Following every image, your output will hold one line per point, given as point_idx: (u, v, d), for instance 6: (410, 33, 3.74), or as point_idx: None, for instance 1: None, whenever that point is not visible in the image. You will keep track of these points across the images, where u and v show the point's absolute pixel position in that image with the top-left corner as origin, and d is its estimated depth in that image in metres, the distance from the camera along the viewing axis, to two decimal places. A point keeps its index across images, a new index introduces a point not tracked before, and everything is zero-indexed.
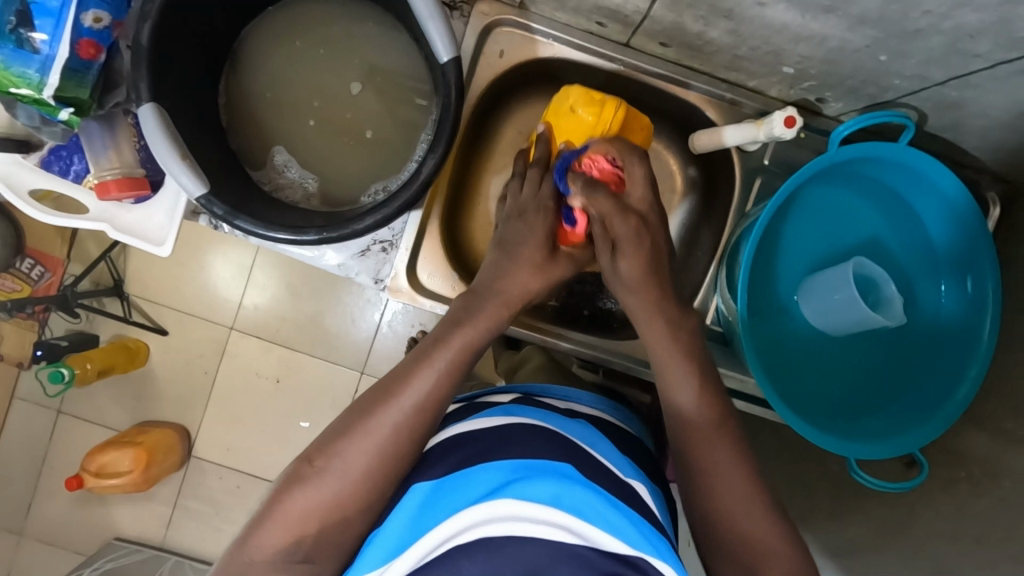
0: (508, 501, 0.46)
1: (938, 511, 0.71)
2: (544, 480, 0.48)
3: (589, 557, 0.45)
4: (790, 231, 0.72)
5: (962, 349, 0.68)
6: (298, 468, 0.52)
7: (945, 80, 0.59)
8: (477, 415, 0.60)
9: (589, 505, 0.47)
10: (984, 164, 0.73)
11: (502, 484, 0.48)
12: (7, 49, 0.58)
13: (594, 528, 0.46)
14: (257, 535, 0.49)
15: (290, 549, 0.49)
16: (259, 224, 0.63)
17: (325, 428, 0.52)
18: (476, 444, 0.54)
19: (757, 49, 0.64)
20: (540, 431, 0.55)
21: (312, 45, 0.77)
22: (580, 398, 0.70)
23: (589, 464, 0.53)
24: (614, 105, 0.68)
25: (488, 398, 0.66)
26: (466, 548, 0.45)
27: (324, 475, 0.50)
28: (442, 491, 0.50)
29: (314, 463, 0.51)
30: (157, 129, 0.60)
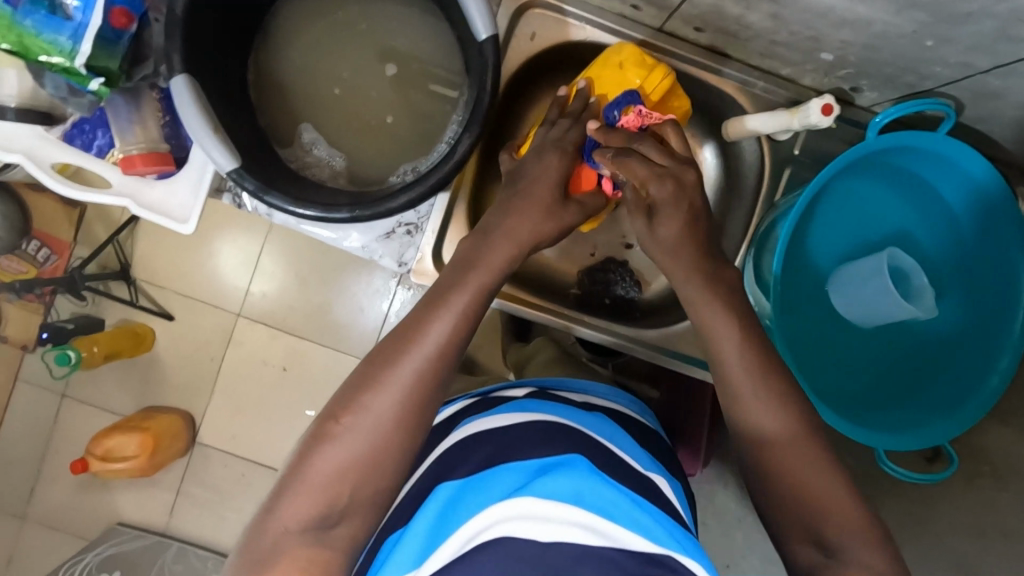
0: (529, 499, 0.45)
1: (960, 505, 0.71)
2: (563, 477, 0.48)
3: (617, 559, 0.44)
4: (821, 221, 0.71)
5: (991, 341, 0.68)
6: (322, 427, 0.49)
7: (989, 68, 0.58)
8: (492, 410, 0.58)
9: (611, 503, 0.47)
10: (1015, 159, 0.73)
11: (522, 483, 0.47)
12: (40, 15, 0.58)
13: (619, 528, 0.46)
14: (281, 507, 0.46)
15: (319, 522, 0.46)
16: (289, 201, 0.62)
17: (350, 388, 0.50)
18: (496, 442, 0.53)
19: (797, 34, 0.64)
20: (557, 428, 0.54)
21: (341, 24, 0.76)
22: (596, 390, 0.70)
23: (612, 460, 0.53)
24: (664, 71, 0.66)
25: (504, 390, 0.65)
26: (484, 546, 0.43)
27: (355, 435, 0.48)
28: (459, 491, 0.49)
29: (342, 422, 0.48)
30: (189, 100, 0.59)
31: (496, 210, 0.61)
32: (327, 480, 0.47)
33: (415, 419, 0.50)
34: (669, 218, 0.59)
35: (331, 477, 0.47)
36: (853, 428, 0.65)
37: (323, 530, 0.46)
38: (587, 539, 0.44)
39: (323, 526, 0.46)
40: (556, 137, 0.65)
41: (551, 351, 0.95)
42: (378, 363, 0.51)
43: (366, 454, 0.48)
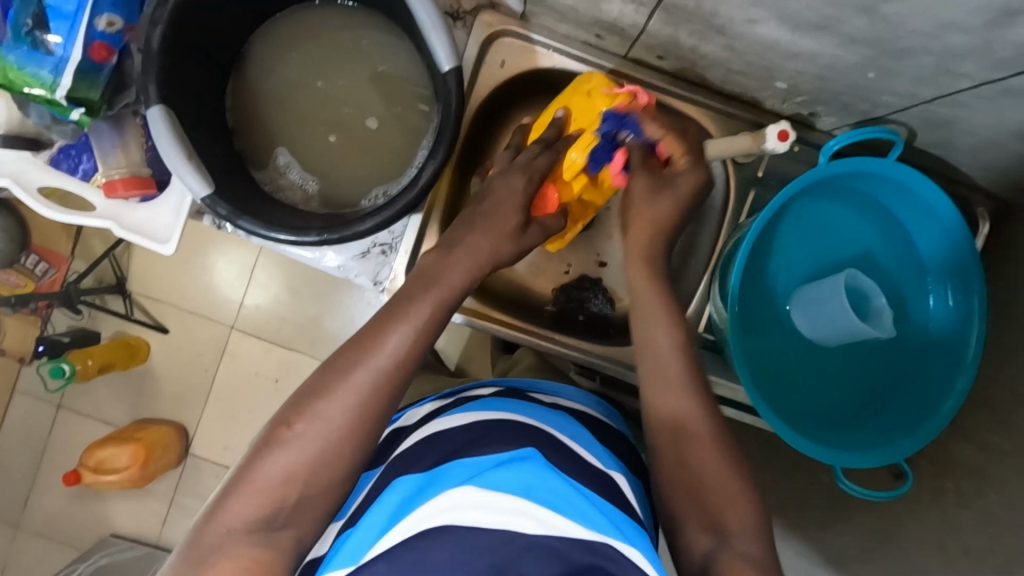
0: (481, 490, 0.47)
1: (926, 521, 0.72)
2: (520, 471, 0.50)
3: (558, 547, 0.46)
4: (780, 242, 0.73)
5: (950, 361, 0.69)
6: (276, 430, 0.50)
7: (933, 98, 0.60)
8: (456, 410, 0.60)
9: (556, 492, 0.49)
10: (974, 181, 0.74)
11: (473, 473, 0.49)
12: (22, 51, 0.61)
13: (561, 518, 0.47)
14: (226, 508, 0.48)
15: (266, 523, 0.48)
16: (261, 225, 0.64)
17: (304, 395, 0.52)
18: (454, 439, 0.54)
19: (751, 64, 0.66)
20: (520, 425, 0.56)
21: (317, 51, 0.78)
22: (564, 391, 0.71)
23: (567, 456, 0.54)
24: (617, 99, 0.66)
25: (471, 390, 0.67)
26: (429, 532, 0.45)
27: (303, 442, 0.49)
28: (416, 484, 0.50)
29: (294, 427, 0.50)
30: (165, 131, 0.62)
31: (463, 234, 0.63)
32: (283, 492, 0.49)
33: (372, 439, 0.51)
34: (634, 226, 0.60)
35: (287, 491, 0.49)
36: (810, 447, 0.67)
37: (268, 529, 0.48)
38: (527, 527, 0.46)
39: (264, 525, 0.48)
40: (525, 161, 0.67)
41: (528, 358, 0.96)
42: (330, 366, 0.53)
43: (314, 466, 0.49)
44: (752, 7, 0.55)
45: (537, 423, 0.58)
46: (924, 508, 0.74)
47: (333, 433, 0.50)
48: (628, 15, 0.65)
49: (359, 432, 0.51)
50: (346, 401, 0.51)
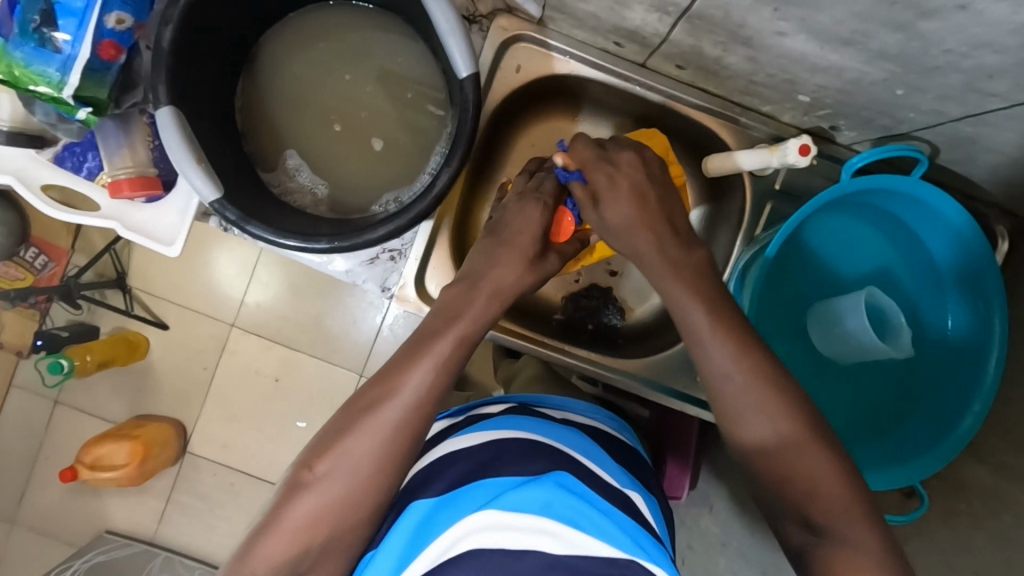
0: (498, 512, 0.46)
1: (937, 543, 0.71)
2: (537, 488, 0.49)
3: (581, 565, 0.45)
4: (798, 258, 0.72)
5: (967, 384, 0.67)
6: (298, 475, 0.49)
7: (960, 116, 0.59)
8: (471, 427, 0.59)
9: (576, 510, 0.48)
10: (994, 199, 0.73)
11: (492, 496, 0.48)
12: (29, 48, 0.59)
13: (583, 533, 0.46)
14: (259, 548, 0.47)
15: (292, 566, 0.47)
16: (269, 232, 0.63)
17: (329, 434, 0.51)
18: (471, 459, 0.54)
19: (774, 77, 0.64)
20: (536, 444, 0.55)
21: (331, 52, 0.77)
22: (575, 406, 0.70)
23: (587, 475, 0.53)
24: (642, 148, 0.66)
25: (483, 407, 0.66)
26: (457, 559, 0.45)
27: (329, 483, 0.48)
28: (431, 509, 0.50)
29: (315, 469, 0.49)
30: (174, 132, 0.60)
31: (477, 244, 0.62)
32: (297, 522, 0.47)
33: (381, 457, 0.50)
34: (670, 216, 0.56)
35: (302, 518, 0.47)
36: None
37: (294, 573, 0.47)
38: (552, 546, 0.45)
39: (290, 566, 0.47)
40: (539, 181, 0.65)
41: (534, 368, 0.96)
42: (352, 406, 0.52)
43: (322, 483, 0.48)
44: (779, 20, 0.53)
45: (550, 440, 0.57)
46: (934, 529, 0.73)
47: (360, 469, 0.49)
48: (649, 24, 0.64)
49: (368, 448, 0.49)
50: (372, 438, 0.50)
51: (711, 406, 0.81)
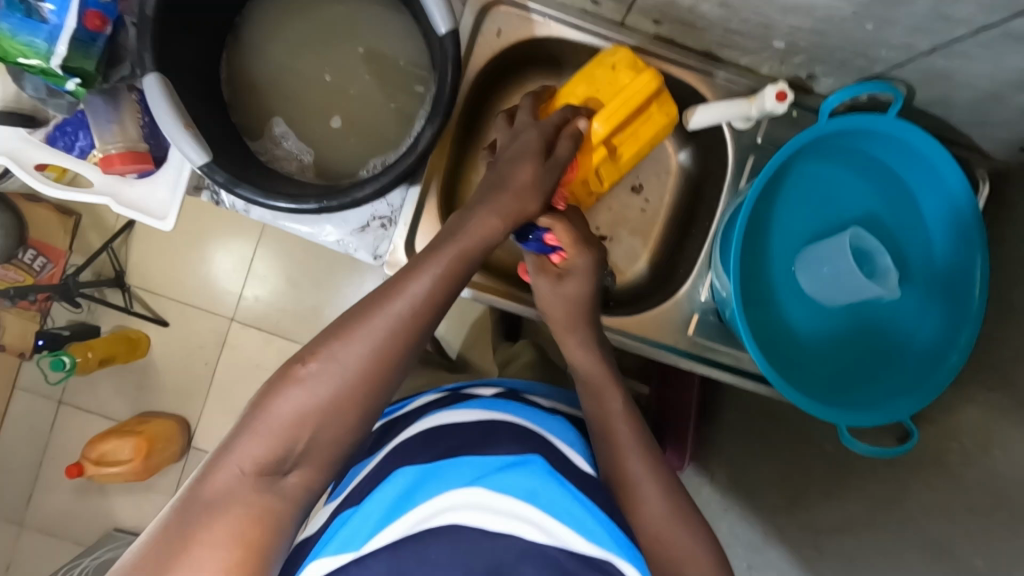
0: (486, 491, 0.48)
1: (930, 483, 0.72)
2: (527, 476, 0.50)
3: (556, 558, 0.46)
4: (783, 204, 0.73)
5: (955, 316, 0.68)
6: (290, 367, 0.50)
7: (931, 49, 0.60)
8: (455, 405, 0.60)
9: (561, 502, 0.49)
10: (973, 142, 0.74)
11: (479, 475, 0.49)
12: (16, 18, 0.60)
13: (564, 527, 0.47)
14: (238, 447, 0.47)
15: (273, 468, 0.48)
16: (258, 194, 0.64)
17: (320, 337, 0.52)
18: (459, 434, 0.55)
19: (747, 23, 0.66)
20: (523, 429, 0.56)
21: (313, 25, 0.78)
22: (556, 396, 0.73)
23: (569, 468, 0.54)
24: (653, 76, 0.68)
25: (471, 390, 0.67)
26: (437, 531, 0.46)
27: (316, 380, 0.49)
28: (417, 476, 0.51)
29: (309, 364, 0.50)
30: (162, 100, 0.62)
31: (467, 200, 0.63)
32: (286, 416, 0.48)
33: (364, 390, 0.51)
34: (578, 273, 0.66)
35: (290, 421, 0.48)
36: (811, 405, 0.66)
37: (275, 475, 0.48)
38: (536, 534, 0.46)
39: (270, 469, 0.48)
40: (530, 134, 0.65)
41: (530, 354, 0.98)
42: (344, 316, 0.53)
43: (325, 397, 0.49)
44: None
45: (536, 424, 0.58)
46: (928, 469, 0.74)
47: (346, 374, 0.50)
48: None
49: (364, 366, 0.51)
50: (371, 337, 0.51)
51: (704, 359, 0.82)
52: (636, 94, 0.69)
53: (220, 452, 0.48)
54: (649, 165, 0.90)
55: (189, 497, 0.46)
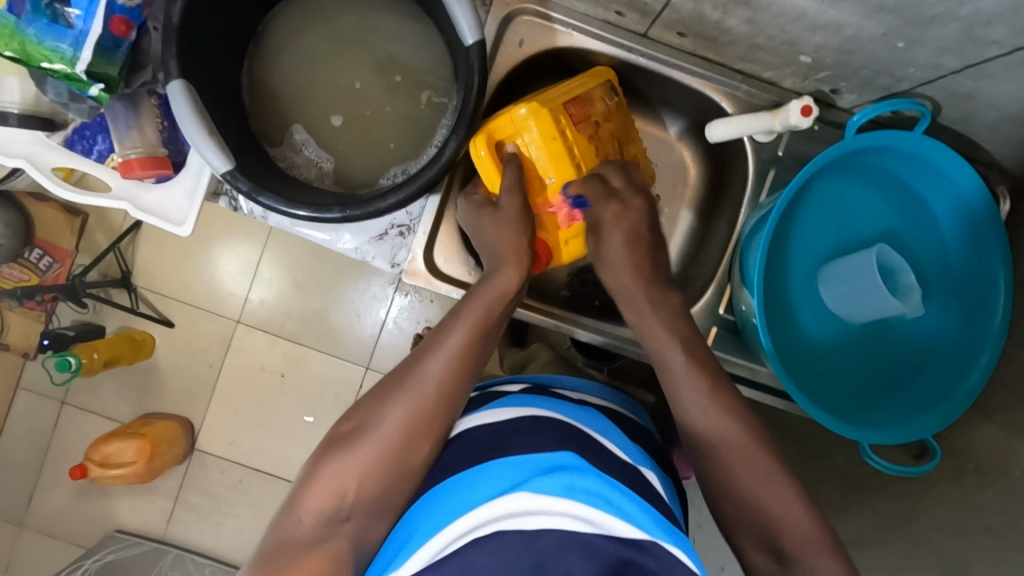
0: (521, 495, 0.47)
1: (945, 502, 0.72)
2: (560, 474, 0.49)
3: (602, 546, 0.45)
4: (806, 220, 0.72)
5: (976, 335, 0.69)
6: (336, 430, 0.56)
7: (959, 68, 0.60)
8: (487, 407, 0.61)
9: (598, 491, 0.48)
10: (995, 160, 0.74)
11: (515, 481, 0.48)
12: (42, 24, 0.59)
13: (606, 515, 0.47)
14: (300, 504, 0.52)
15: (331, 516, 0.52)
16: (281, 202, 0.63)
17: (371, 398, 0.57)
18: (489, 438, 0.55)
19: (774, 38, 0.66)
20: (551, 424, 0.56)
21: (334, 32, 0.77)
22: (590, 389, 0.72)
23: (602, 461, 0.53)
24: (582, 82, 0.71)
25: (499, 387, 0.68)
26: (481, 539, 0.45)
27: (364, 435, 0.55)
28: (460, 484, 0.51)
29: (352, 422, 0.56)
30: (185, 104, 0.61)
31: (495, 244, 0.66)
32: (334, 472, 0.53)
33: (423, 428, 0.55)
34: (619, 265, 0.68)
35: (337, 475, 0.53)
36: (841, 426, 0.66)
37: (333, 521, 0.52)
38: (579, 527, 0.46)
39: (328, 518, 0.52)
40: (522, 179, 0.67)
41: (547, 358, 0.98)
42: (388, 380, 0.58)
43: (377, 449, 0.54)
44: None
45: (563, 420, 0.58)
46: (944, 488, 0.73)
47: (390, 433, 0.54)
48: None
49: (409, 417, 0.55)
50: (409, 398, 0.56)
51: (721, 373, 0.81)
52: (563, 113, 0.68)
53: (288, 507, 0.53)
54: (665, 176, 0.90)
55: (265, 554, 0.51)
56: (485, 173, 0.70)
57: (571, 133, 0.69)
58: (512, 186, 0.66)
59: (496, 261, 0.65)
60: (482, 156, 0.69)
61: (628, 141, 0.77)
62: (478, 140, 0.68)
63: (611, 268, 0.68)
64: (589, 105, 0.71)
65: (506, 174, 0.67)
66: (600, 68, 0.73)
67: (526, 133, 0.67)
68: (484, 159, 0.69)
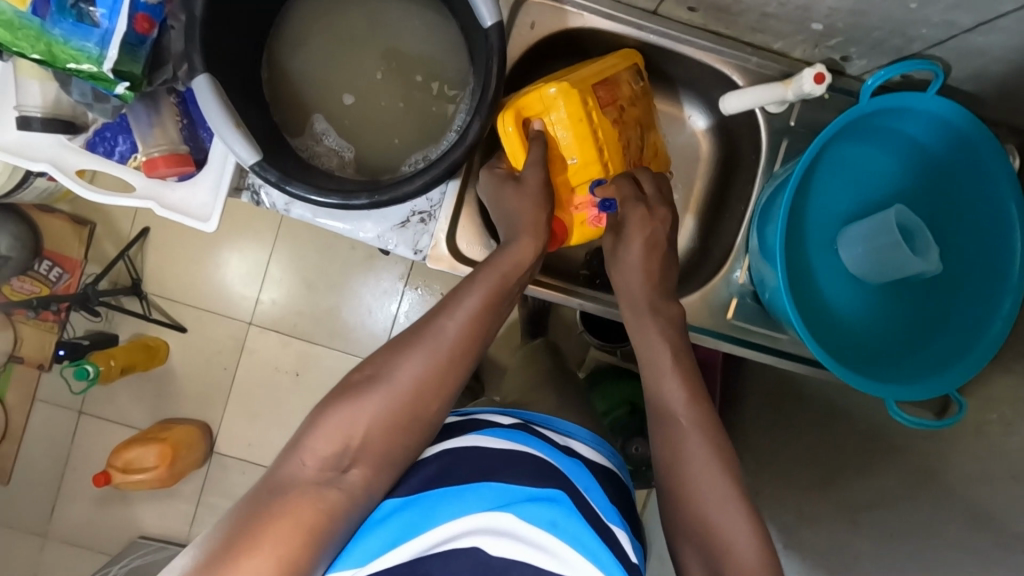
0: (507, 518, 0.51)
1: (969, 456, 0.73)
2: (545, 505, 0.52)
3: None
4: (822, 185, 0.74)
5: (995, 289, 0.70)
6: (348, 379, 0.57)
7: (972, 26, 0.61)
8: (491, 425, 0.62)
9: (578, 535, 0.51)
10: (1005, 119, 0.75)
11: (505, 500, 0.52)
12: (68, 24, 0.60)
13: (580, 557, 0.50)
14: (305, 446, 0.53)
15: (333, 464, 0.53)
16: (309, 190, 0.65)
17: (386, 351, 0.58)
18: (486, 455, 0.57)
19: (786, 6, 0.67)
20: (544, 461, 0.57)
21: (349, 22, 0.78)
22: (580, 433, 0.71)
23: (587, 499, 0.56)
24: (609, 66, 0.72)
25: (492, 414, 0.67)
26: (459, 549, 0.48)
27: (375, 388, 0.55)
28: (448, 492, 0.53)
29: (364, 372, 0.57)
30: (212, 99, 0.62)
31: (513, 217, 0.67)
32: (343, 419, 0.54)
33: (434, 389, 0.56)
34: (641, 236, 0.69)
35: (346, 420, 0.54)
36: (866, 383, 0.67)
37: (335, 469, 0.52)
38: (547, 562, 0.49)
39: (330, 464, 0.52)
40: None
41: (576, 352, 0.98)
42: (404, 336, 0.59)
43: (385, 405, 0.55)
44: None
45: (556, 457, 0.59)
46: (966, 442, 0.75)
47: (401, 389, 0.55)
48: None
49: (422, 375, 0.56)
50: (423, 354, 0.57)
51: (741, 342, 0.83)
52: (591, 94, 0.69)
53: (292, 445, 0.54)
54: (677, 153, 0.91)
55: (262, 490, 0.51)
56: (511, 147, 0.70)
57: (597, 116, 0.70)
58: (536, 161, 0.68)
59: (513, 232, 0.67)
60: (508, 129, 0.69)
61: (649, 128, 0.78)
62: (506, 114, 0.69)
63: (638, 242, 0.69)
64: (615, 89, 0.72)
65: (531, 150, 0.68)
66: (628, 51, 0.75)
67: (555, 111, 0.68)
68: (512, 131, 0.69)
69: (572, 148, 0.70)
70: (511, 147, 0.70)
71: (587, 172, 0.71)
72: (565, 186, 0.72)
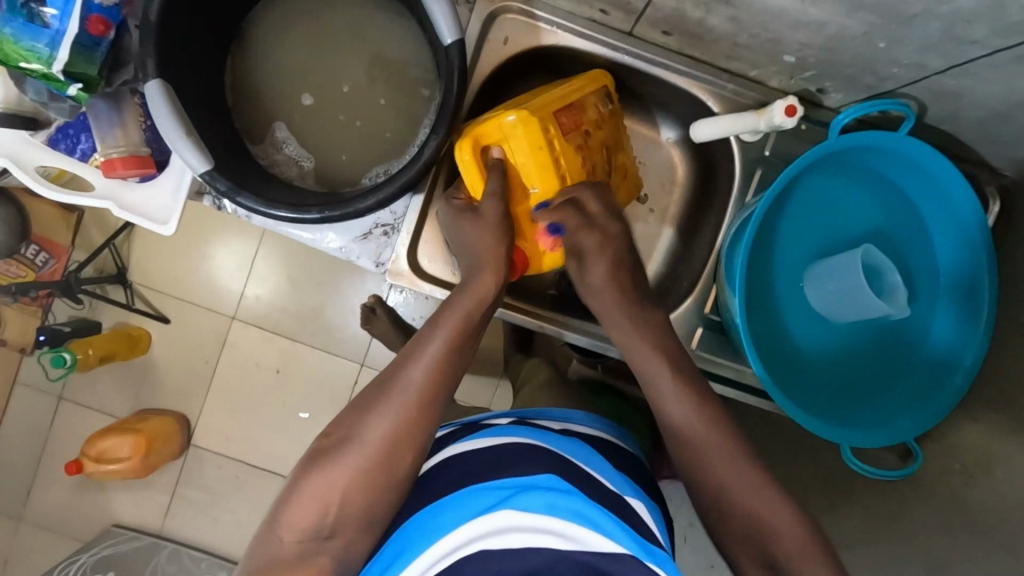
0: (507, 513, 0.48)
1: (931, 502, 0.72)
2: (538, 490, 0.50)
3: (587, 561, 0.47)
4: (790, 219, 0.72)
5: (960, 336, 0.68)
6: (319, 446, 0.55)
7: (943, 68, 0.59)
8: (473, 433, 0.61)
9: (579, 511, 0.49)
10: (985, 159, 0.73)
11: (498, 498, 0.49)
12: (18, 23, 0.59)
13: (588, 531, 0.48)
14: (283, 520, 0.52)
15: (314, 534, 0.51)
16: (260, 203, 0.63)
17: (353, 411, 0.56)
18: (472, 464, 0.55)
19: (758, 37, 0.65)
20: (532, 448, 0.55)
21: (318, 30, 0.77)
22: (575, 417, 0.70)
23: (583, 478, 0.54)
24: (572, 92, 0.70)
25: (486, 419, 0.66)
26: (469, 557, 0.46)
27: (346, 451, 0.53)
28: (442, 504, 0.51)
29: (335, 436, 0.55)
30: (163, 106, 0.61)
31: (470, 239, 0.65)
32: (319, 487, 0.52)
33: (407, 441, 0.54)
34: (598, 264, 0.68)
35: (321, 489, 0.52)
36: (820, 427, 0.66)
37: (317, 539, 0.51)
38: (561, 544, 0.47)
39: (311, 535, 0.51)
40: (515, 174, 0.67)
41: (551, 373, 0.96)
42: (371, 390, 0.57)
43: (359, 466, 0.53)
44: None
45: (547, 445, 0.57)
46: (929, 487, 0.73)
47: (372, 446, 0.53)
48: None
49: (393, 431, 0.54)
50: (393, 411, 0.55)
51: (706, 374, 0.81)
52: (551, 122, 0.68)
53: (271, 522, 0.52)
54: (654, 175, 0.89)
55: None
56: (467, 175, 0.69)
57: (559, 143, 0.68)
58: (494, 193, 0.66)
59: (473, 268, 0.65)
60: (467, 158, 0.68)
61: (617, 150, 0.76)
62: (464, 141, 0.67)
63: (597, 270, 0.68)
64: (579, 115, 0.70)
65: (489, 181, 0.67)
66: (597, 72, 0.74)
67: (512, 139, 0.67)
68: (470, 160, 0.68)
69: (532, 177, 0.68)
70: (469, 176, 0.69)
71: (548, 201, 0.69)
72: (527, 215, 0.70)
